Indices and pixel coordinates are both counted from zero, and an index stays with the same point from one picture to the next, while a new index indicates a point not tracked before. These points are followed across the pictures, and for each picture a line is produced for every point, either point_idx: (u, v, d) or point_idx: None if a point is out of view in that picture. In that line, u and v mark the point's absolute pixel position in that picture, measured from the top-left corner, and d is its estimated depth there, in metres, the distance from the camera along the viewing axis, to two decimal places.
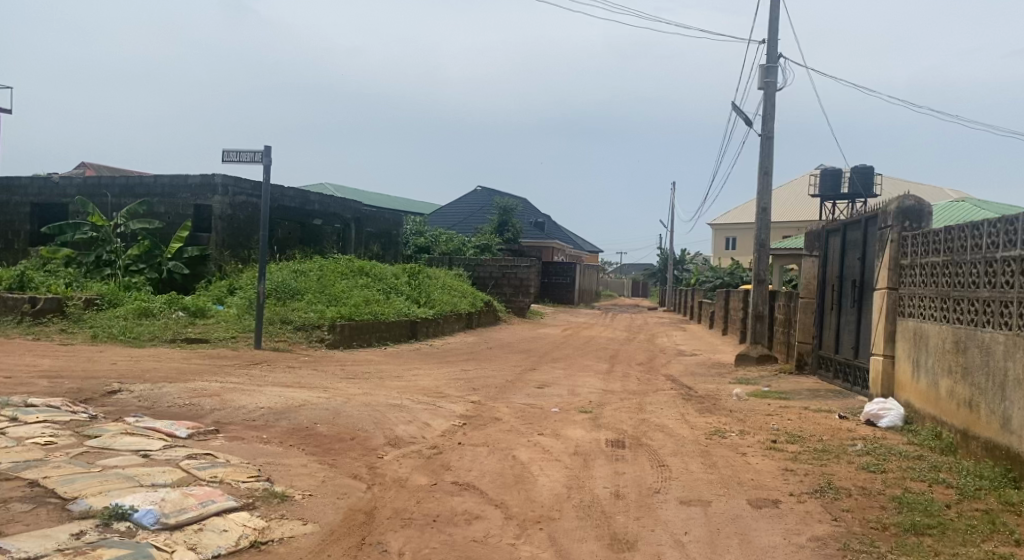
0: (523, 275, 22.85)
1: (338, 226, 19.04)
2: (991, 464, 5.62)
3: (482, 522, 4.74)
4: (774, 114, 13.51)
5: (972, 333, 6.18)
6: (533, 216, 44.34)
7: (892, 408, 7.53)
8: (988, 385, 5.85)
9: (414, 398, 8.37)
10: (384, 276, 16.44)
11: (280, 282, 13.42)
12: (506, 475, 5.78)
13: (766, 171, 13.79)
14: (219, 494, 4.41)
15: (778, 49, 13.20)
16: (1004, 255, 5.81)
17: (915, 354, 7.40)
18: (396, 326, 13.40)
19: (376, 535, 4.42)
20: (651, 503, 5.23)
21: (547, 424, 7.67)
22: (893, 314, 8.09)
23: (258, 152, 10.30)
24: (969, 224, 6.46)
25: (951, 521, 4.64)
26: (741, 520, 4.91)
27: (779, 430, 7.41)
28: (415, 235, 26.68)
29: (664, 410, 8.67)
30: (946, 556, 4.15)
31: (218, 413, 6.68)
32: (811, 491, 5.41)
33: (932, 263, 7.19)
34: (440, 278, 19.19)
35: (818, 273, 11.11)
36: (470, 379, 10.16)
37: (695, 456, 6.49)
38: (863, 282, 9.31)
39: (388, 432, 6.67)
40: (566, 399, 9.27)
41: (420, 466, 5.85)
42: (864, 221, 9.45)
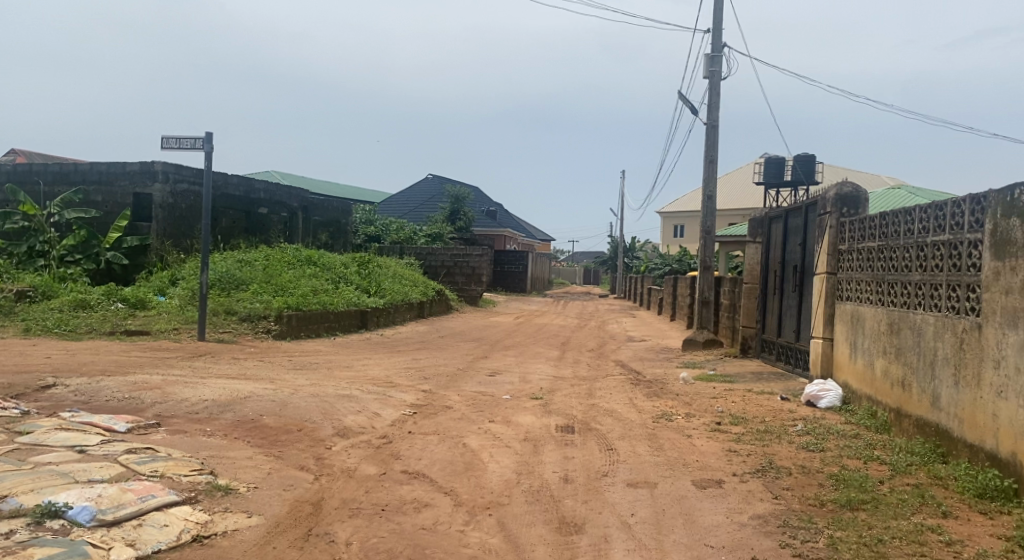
0: (475, 263, 22.85)
1: (284, 214, 18.67)
2: (922, 440, 5.86)
3: (431, 510, 4.74)
4: (719, 103, 13.74)
5: (905, 315, 6.41)
6: (484, 205, 44.27)
7: (831, 389, 7.75)
8: (919, 365, 6.08)
9: (364, 388, 8.31)
10: (333, 266, 16.24)
11: (224, 272, 13.12)
12: (457, 462, 5.78)
13: (711, 159, 14.03)
14: (159, 488, 4.31)
15: (722, 39, 13.41)
16: (934, 239, 6.04)
17: (852, 336, 7.64)
18: (345, 316, 13.26)
19: (323, 525, 4.38)
20: (599, 486, 5.30)
21: (498, 411, 7.70)
22: (832, 298, 8.34)
23: (199, 138, 10.02)
24: (902, 211, 6.71)
25: (883, 495, 4.83)
26: (686, 500, 5.02)
27: (724, 412, 7.60)
28: (364, 224, 26.36)
29: (613, 395, 8.79)
30: (878, 529, 4.31)
31: (160, 406, 6.52)
32: (753, 471, 5.55)
33: (867, 248, 7.44)
34: (392, 268, 19.03)
35: (762, 259, 11.37)
36: (421, 368, 10.10)
37: (642, 439, 6.60)
38: (804, 267, 9.57)
39: (337, 423, 6.60)
40: (517, 386, 9.31)
41: (369, 456, 5.81)
42: (804, 208, 9.72)
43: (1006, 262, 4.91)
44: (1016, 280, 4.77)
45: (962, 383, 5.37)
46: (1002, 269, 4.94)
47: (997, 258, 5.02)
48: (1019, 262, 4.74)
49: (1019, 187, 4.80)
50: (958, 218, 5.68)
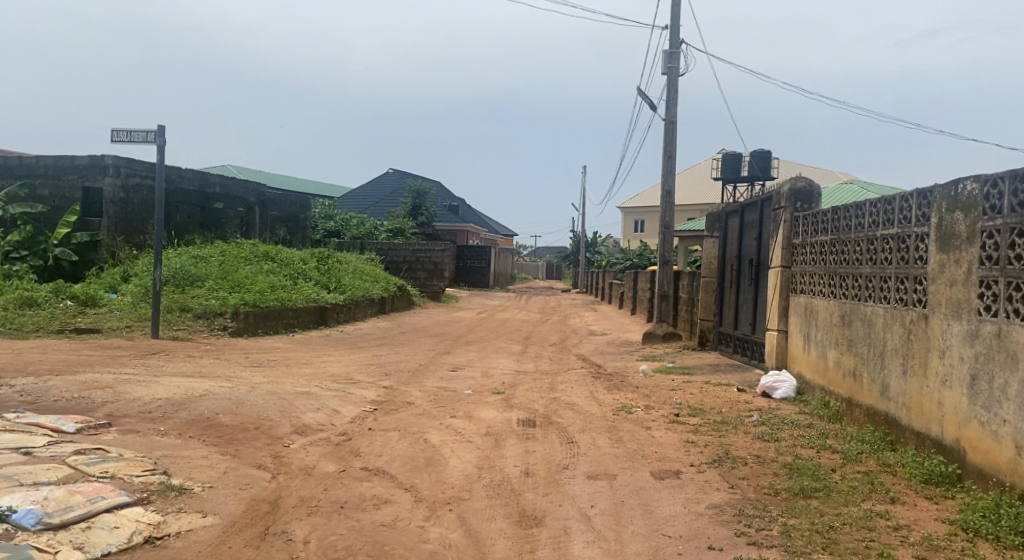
0: (437, 258, 22.76)
1: (241, 209, 18.34)
2: (872, 429, 6.02)
3: (391, 507, 4.72)
4: (677, 100, 13.89)
5: (857, 307, 6.56)
6: (446, 200, 44.11)
7: (785, 380, 7.91)
8: (870, 355, 6.24)
9: (323, 385, 8.23)
10: (292, 261, 16.02)
11: (178, 268, 12.84)
12: (417, 458, 5.76)
13: (670, 155, 14.19)
14: (110, 489, 4.21)
15: (680, 36, 13.55)
16: (883, 233, 6.21)
17: (806, 328, 7.81)
18: (304, 313, 13.09)
19: (281, 524, 4.34)
20: (560, 479, 5.34)
21: (460, 406, 7.69)
22: (786, 291, 8.52)
23: (151, 131, 9.78)
24: (852, 206, 6.87)
25: (835, 483, 4.95)
26: (645, 491, 5.08)
27: (682, 404, 7.70)
28: (324, 219, 26.05)
29: (574, 389, 8.84)
30: (830, 516, 4.42)
31: (111, 405, 6.37)
32: (710, 461, 5.64)
33: (820, 242, 7.60)
34: (352, 263, 18.85)
35: (719, 253, 11.56)
36: (381, 364, 10.04)
37: (602, 432, 6.66)
38: (760, 261, 9.75)
39: (295, 420, 6.52)
40: (479, 381, 9.32)
41: (328, 453, 5.76)
42: (760, 203, 9.89)
43: (950, 254, 5.06)
44: (960, 272, 4.91)
45: (910, 372, 5.52)
46: (947, 261, 5.10)
47: (942, 251, 5.17)
48: (963, 254, 4.89)
49: (963, 182, 4.95)
50: (906, 212, 5.83)
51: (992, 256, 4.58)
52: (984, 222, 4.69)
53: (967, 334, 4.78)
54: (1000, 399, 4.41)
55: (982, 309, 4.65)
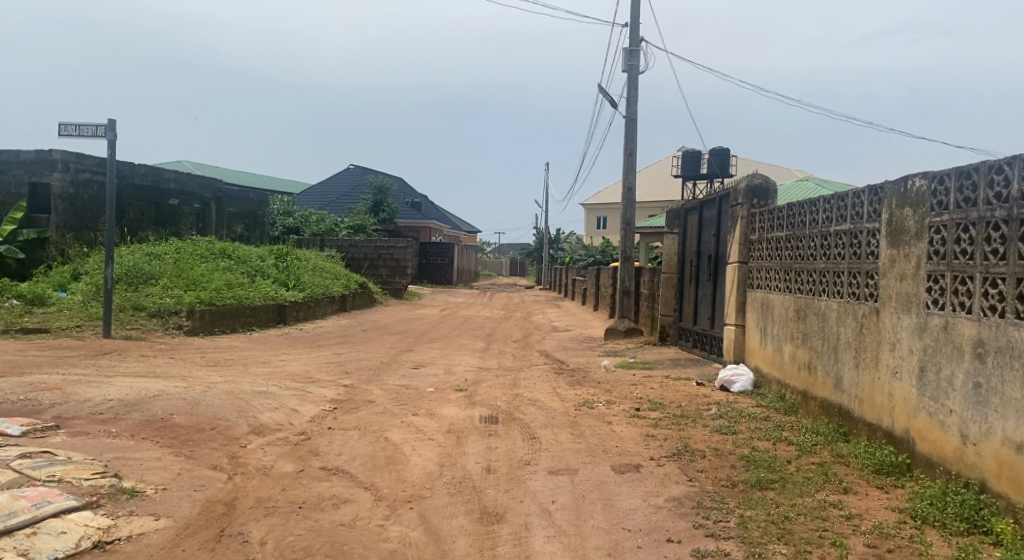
0: (399, 255, 22.59)
1: (196, 205, 17.97)
2: (826, 421, 6.15)
3: (350, 506, 4.67)
4: (637, 97, 14.00)
5: (811, 301, 6.69)
6: (408, 196, 43.84)
7: (743, 374, 8.04)
8: (824, 348, 6.37)
9: (282, 384, 8.12)
10: (250, 258, 15.76)
11: (131, 265, 12.52)
12: (377, 457, 5.71)
13: (630, 152, 14.30)
14: (56, 494, 4.09)
15: (639, 34, 13.65)
16: (837, 229, 6.34)
17: (763, 322, 7.95)
18: (262, 311, 12.89)
19: (237, 525, 4.26)
20: (521, 475, 5.35)
21: (422, 403, 7.65)
22: (743, 286, 8.66)
23: (101, 125, 9.52)
24: (806, 202, 7.01)
25: (790, 474, 5.05)
26: (605, 485, 5.12)
27: (643, 399, 7.77)
28: (283, 216, 25.67)
29: (537, 385, 8.86)
30: (785, 507, 4.50)
31: (59, 407, 6.19)
32: (669, 455, 5.70)
33: (776, 238, 7.74)
34: (312, 260, 18.63)
35: (679, 249, 11.69)
36: (342, 363, 9.93)
37: (564, 427, 6.68)
38: (718, 257, 9.89)
39: (252, 420, 6.41)
40: (441, 378, 9.28)
41: (287, 453, 5.68)
42: (718, 200, 10.03)
43: (900, 249, 5.19)
44: (909, 267, 5.04)
45: (863, 364, 5.65)
46: (897, 256, 5.22)
47: (892, 246, 5.30)
48: (912, 249, 5.02)
49: (912, 179, 5.07)
50: (858, 209, 5.96)
51: (939, 251, 4.71)
52: (932, 218, 4.81)
53: (916, 327, 4.91)
54: (947, 390, 4.53)
55: (931, 303, 4.77)
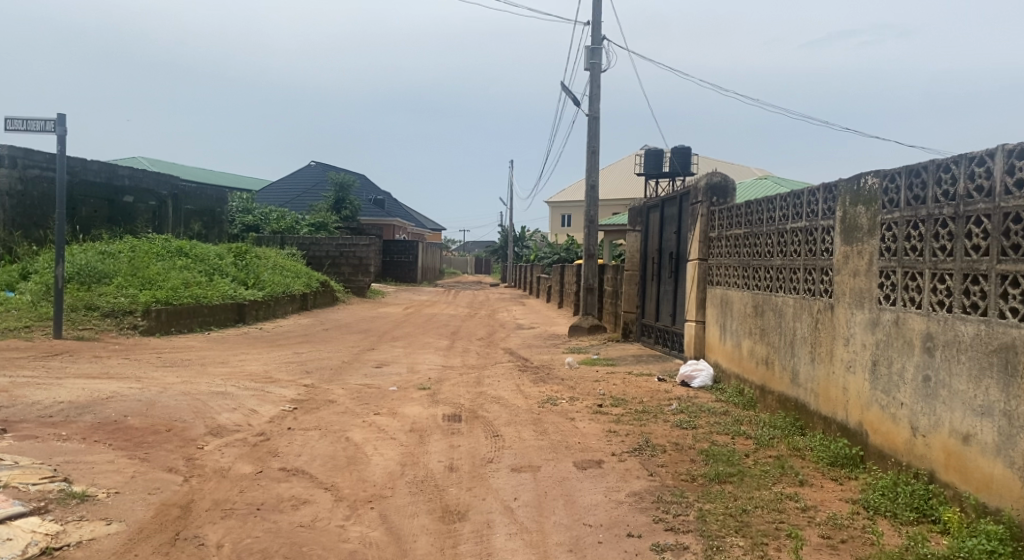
0: (362, 253, 22.38)
1: (152, 203, 17.58)
2: (783, 415, 6.26)
3: (310, 507, 4.62)
4: (600, 95, 14.07)
5: (768, 297, 6.80)
6: (371, 193, 43.49)
7: (703, 369, 8.15)
8: (781, 344, 6.48)
9: (240, 384, 7.99)
10: (208, 257, 15.47)
11: (83, 264, 12.20)
12: (338, 457, 5.66)
13: (593, 150, 14.37)
14: (2, 500, 3.97)
15: (601, 32, 13.72)
16: (793, 226, 6.46)
17: (721, 317, 8.06)
18: (220, 310, 12.67)
19: (192, 528, 4.18)
20: (484, 473, 5.34)
21: (385, 403, 7.60)
22: (703, 283, 8.77)
23: (50, 120, 9.26)
24: (763, 200, 7.12)
25: (748, 468, 5.13)
26: (567, 481, 5.14)
27: (605, 395, 7.83)
28: (243, 213, 25.24)
29: (500, 382, 8.86)
30: (742, 500, 4.57)
31: (6, 411, 6.00)
32: (630, 450, 5.75)
33: (735, 235, 7.85)
34: (273, 258, 18.37)
35: (641, 246, 11.79)
36: (303, 363, 9.81)
37: (527, 424, 6.70)
38: (679, 255, 9.99)
39: (209, 421, 6.30)
40: (404, 377, 9.23)
41: (245, 454, 5.59)
42: (678, 198, 10.14)
43: (854, 246, 5.30)
44: (862, 263, 5.15)
45: (818, 359, 5.76)
46: (851, 253, 5.33)
47: (846, 243, 5.42)
48: (865, 246, 5.13)
49: (865, 177, 5.19)
50: (813, 206, 6.07)
51: (890, 247, 4.82)
52: (883, 215, 4.92)
53: (869, 322, 5.02)
54: (898, 383, 4.64)
55: (883, 298, 4.88)
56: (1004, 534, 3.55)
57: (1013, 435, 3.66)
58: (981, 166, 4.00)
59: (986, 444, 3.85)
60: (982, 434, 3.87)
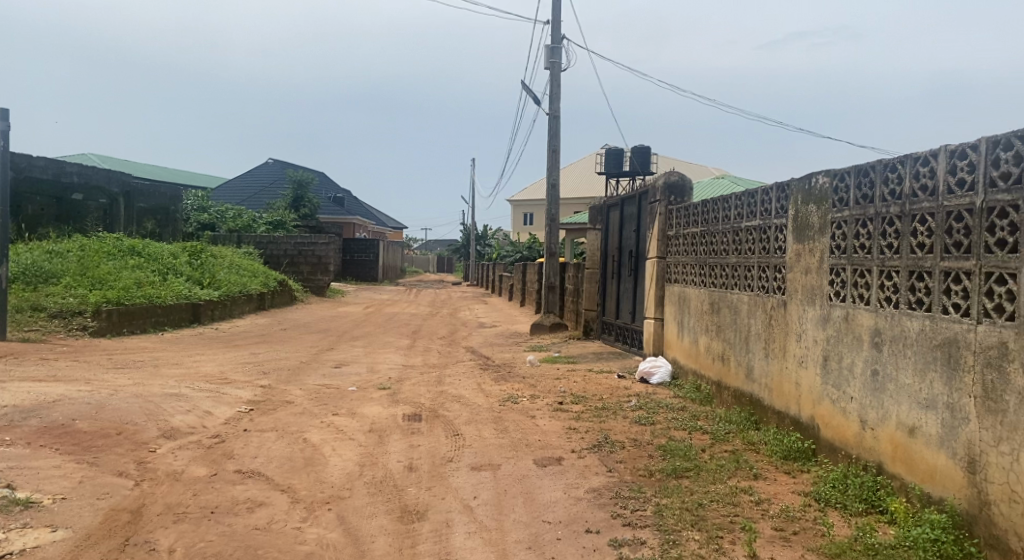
0: (321, 252, 22.12)
1: (103, 201, 17.14)
2: (738, 410, 6.37)
3: (266, 509, 4.55)
4: (560, 94, 14.13)
5: (724, 295, 6.91)
6: (331, 192, 43.00)
7: (661, 366, 8.24)
8: (736, 340, 6.58)
9: (195, 385, 7.84)
10: (161, 256, 15.13)
11: (29, 264, 11.84)
12: (296, 458, 5.58)
13: (554, 148, 14.42)
14: None
15: (561, 31, 13.78)
16: (747, 225, 6.57)
17: (679, 315, 8.16)
18: (174, 310, 12.40)
19: (143, 533, 4.09)
20: (443, 472, 5.33)
21: (344, 403, 7.52)
22: (661, 280, 8.87)
23: None
24: (718, 199, 7.23)
25: (704, 462, 5.20)
26: (527, 479, 5.15)
27: (566, 392, 7.87)
28: (198, 211, 24.74)
29: (461, 381, 8.85)
30: (698, 494, 4.64)
31: None
32: (590, 447, 5.79)
33: (692, 233, 7.95)
34: (229, 257, 18.05)
35: (602, 245, 11.87)
36: (260, 363, 9.65)
37: (488, 423, 6.70)
38: (638, 253, 10.09)
39: (162, 424, 6.16)
40: (364, 377, 9.15)
41: (199, 457, 5.48)
42: (638, 197, 10.23)
43: (805, 244, 5.41)
44: (813, 261, 5.26)
45: (771, 355, 5.87)
46: (802, 250, 5.45)
47: (798, 241, 5.53)
48: (816, 244, 5.24)
49: (816, 176, 5.30)
50: (767, 205, 6.18)
51: (840, 245, 4.93)
52: (834, 214, 5.03)
53: (820, 318, 5.14)
54: (848, 378, 4.76)
55: (833, 295, 4.99)
56: (947, 523, 3.66)
57: (955, 427, 3.77)
58: (925, 166, 4.12)
59: (930, 436, 3.96)
60: (927, 427, 3.98)
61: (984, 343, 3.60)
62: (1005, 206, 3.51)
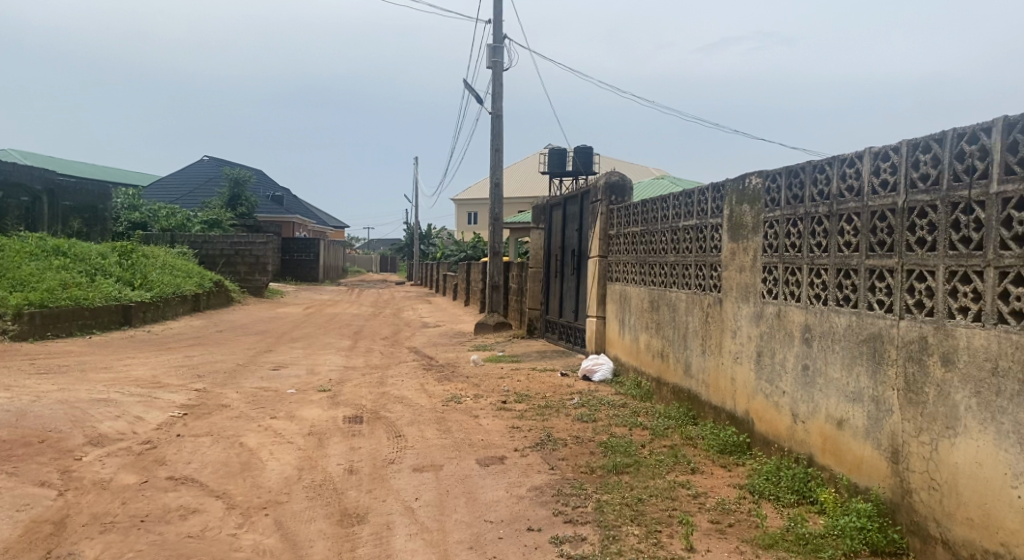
0: (259, 252, 21.62)
1: (25, 199, 16.40)
2: (677, 405, 6.48)
3: (199, 516, 4.42)
4: (503, 93, 14.14)
5: (663, 293, 7.03)
6: (269, 190, 42.08)
7: (603, 363, 8.33)
8: (675, 337, 6.70)
9: (125, 390, 7.56)
10: (89, 256, 14.56)
11: None
12: (231, 463, 5.44)
13: (497, 147, 14.43)
14: None
15: (502, 31, 13.79)
16: (685, 224, 6.69)
17: (620, 313, 8.27)
18: (103, 312, 11.95)
19: (67, 545, 3.94)
20: (385, 474, 5.27)
21: (282, 406, 7.37)
22: (603, 279, 8.96)
23: None
24: (657, 199, 7.34)
25: (645, 458, 5.28)
26: (470, 479, 5.14)
27: (509, 391, 7.88)
28: (128, 209, 23.88)
29: (404, 382, 8.77)
30: (638, 489, 4.70)
31: None
32: (532, 445, 5.81)
33: (632, 233, 8.05)
34: (162, 257, 17.50)
35: (545, 244, 11.94)
36: (195, 366, 9.38)
37: (430, 423, 6.66)
38: (581, 252, 10.17)
39: (89, 431, 5.93)
40: (304, 378, 8.98)
41: (129, 464, 5.29)
42: (580, 197, 10.31)
43: (739, 243, 5.55)
44: (747, 260, 5.40)
45: (708, 351, 6.00)
46: (737, 249, 5.58)
47: (732, 240, 5.67)
48: (749, 243, 5.39)
49: (749, 177, 5.44)
50: (703, 205, 6.31)
51: (772, 244, 5.08)
52: (766, 214, 5.17)
53: (753, 315, 5.27)
54: (780, 373, 4.90)
55: (766, 292, 5.13)
56: (872, 511, 3.80)
57: (880, 419, 3.92)
58: (851, 167, 4.26)
59: (857, 428, 4.10)
60: (854, 419, 4.13)
61: (906, 338, 3.75)
62: (924, 206, 3.66)
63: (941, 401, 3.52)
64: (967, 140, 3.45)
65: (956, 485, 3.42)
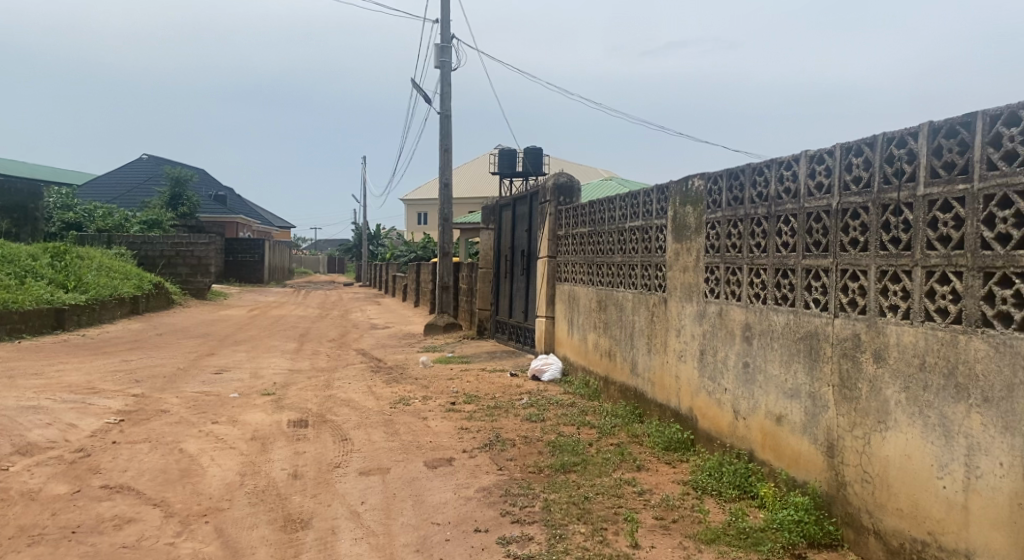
0: (200, 253, 21.07)
1: None
2: (624, 404, 6.55)
3: (135, 526, 4.28)
4: (451, 93, 14.09)
5: (610, 293, 7.10)
6: (212, 189, 41.05)
7: (552, 363, 8.36)
8: (622, 337, 6.77)
9: (56, 397, 7.27)
10: (19, 257, 13.96)
11: None
12: (170, 470, 5.28)
13: (445, 148, 14.36)
14: None
15: (450, 31, 13.74)
16: (630, 225, 6.77)
17: (569, 313, 8.31)
18: (33, 316, 11.48)
19: None
20: (330, 478, 5.19)
21: (224, 410, 7.19)
22: (552, 279, 9.00)
23: None
24: (604, 200, 7.41)
25: (592, 456, 5.31)
26: (417, 481, 5.10)
27: (458, 392, 7.85)
28: (61, 209, 22.96)
29: (351, 384, 8.66)
30: (585, 487, 4.74)
31: None
32: (480, 446, 5.80)
33: (580, 233, 8.11)
34: (98, 259, 16.90)
35: (494, 245, 11.94)
36: (132, 371, 9.08)
37: (378, 426, 6.58)
38: (530, 252, 10.20)
39: (17, 440, 5.68)
40: (247, 382, 8.79)
41: (60, 473, 5.09)
42: (529, 198, 10.34)
43: (683, 244, 5.64)
44: (690, 260, 5.49)
45: (654, 350, 6.07)
46: (680, 250, 5.68)
47: (676, 241, 5.76)
48: (692, 244, 5.48)
49: (692, 180, 5.54)
50: (648, 206, 6.39)
51: (714, 245, 5.18)
52: (708, 215, 5.27)
53: (696, 314, 5.37)
54: (721, 371, 4.99)
55: (708, 292, 5.23)
56: (809, 504, 3.90)
57: (816, 414, 4.03)
58: (788, 170, 4.37)
59: (795, 423, 4.21)
60: (792, 414, 4.23)
61: (840, 335, 3.86)
62: (857, 208, 3.78)
63: (873, 396, 3.64)
64: (896, 144, 3.57)
65: (887, 476, 3.54)
